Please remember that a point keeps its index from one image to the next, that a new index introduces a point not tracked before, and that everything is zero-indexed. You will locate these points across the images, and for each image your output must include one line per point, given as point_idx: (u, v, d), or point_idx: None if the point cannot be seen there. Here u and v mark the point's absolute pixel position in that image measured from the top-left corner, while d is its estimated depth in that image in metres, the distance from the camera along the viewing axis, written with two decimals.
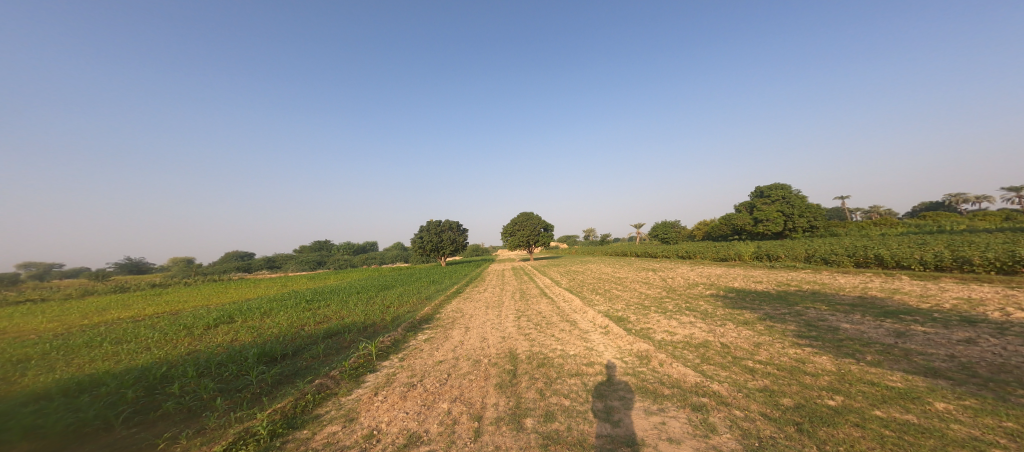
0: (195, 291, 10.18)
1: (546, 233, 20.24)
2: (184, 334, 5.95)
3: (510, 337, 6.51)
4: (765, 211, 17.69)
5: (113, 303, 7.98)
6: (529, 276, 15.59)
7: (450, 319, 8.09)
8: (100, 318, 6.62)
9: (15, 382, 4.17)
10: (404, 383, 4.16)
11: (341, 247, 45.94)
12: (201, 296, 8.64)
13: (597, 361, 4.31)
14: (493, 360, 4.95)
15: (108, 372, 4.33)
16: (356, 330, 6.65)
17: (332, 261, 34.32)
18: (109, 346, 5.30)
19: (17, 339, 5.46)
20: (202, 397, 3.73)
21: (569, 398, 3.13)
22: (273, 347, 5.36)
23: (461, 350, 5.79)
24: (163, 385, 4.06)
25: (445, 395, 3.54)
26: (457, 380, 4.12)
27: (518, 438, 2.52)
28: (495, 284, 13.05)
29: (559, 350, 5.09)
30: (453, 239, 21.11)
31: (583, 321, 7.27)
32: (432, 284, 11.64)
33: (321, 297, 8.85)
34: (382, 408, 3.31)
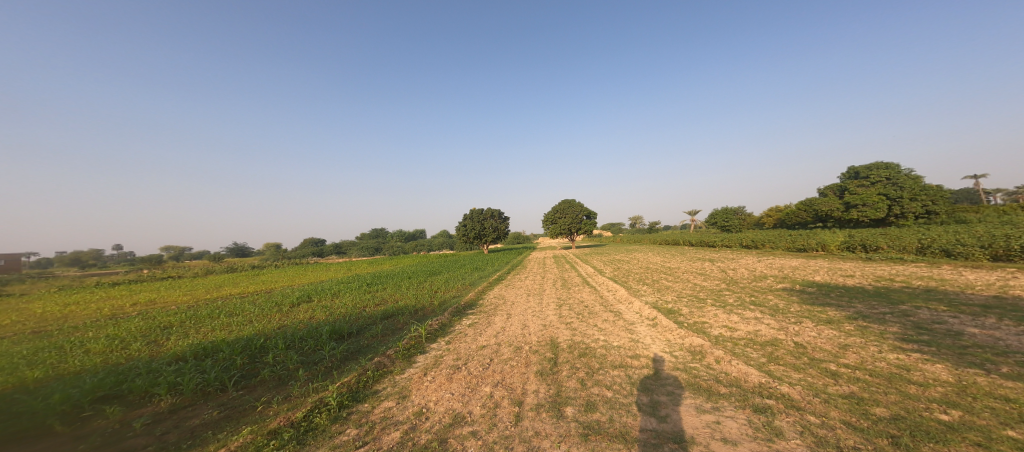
0: (281, 273, 12.09)
1: (588, 221, 20.23)
2: (275, 309, 7.29)
3: (550, 325, 6.98)
4: (863, 194, 15.21)
5: (225, 281, 9.90)
6: (569, 265, 15.81)
7: (493, 306, 8.76)
8: (216, 293, 8.34)
9: (165, 344, 5.58)
10: (451, 365, 4.84)
11: (394, 235, 49.44)
12: (285, 278, 10.27)
13: (642, 353, 4.63)
14: (534, 347, 5.47)
15: (224, 340, 5.57)
16: (408, 313, 7.58)
17: (387, 247, 37.12)
18: (223, 318, 6.72)
19: (164, 308, 7.15)
20: (289, 368, 4.72)
21: (612, 390, 3.51)
22: (341, 326, 6.40)
23: (503, 336, 6.40)
24: (261, 354, 5.17)
25: (488, 380, 4.13)
26: (500, 365, 4.69)
27: (557, 426, 2.91)
28: (536, 272, 13.53)
29: (602, 341, 5.47)
30: (495, 227, 21.95)
31: (628, 312, 7.50)
32: (476, 270, 12.48)
33: (380, 281, 10.04)
34: (431, 387, 3.99)
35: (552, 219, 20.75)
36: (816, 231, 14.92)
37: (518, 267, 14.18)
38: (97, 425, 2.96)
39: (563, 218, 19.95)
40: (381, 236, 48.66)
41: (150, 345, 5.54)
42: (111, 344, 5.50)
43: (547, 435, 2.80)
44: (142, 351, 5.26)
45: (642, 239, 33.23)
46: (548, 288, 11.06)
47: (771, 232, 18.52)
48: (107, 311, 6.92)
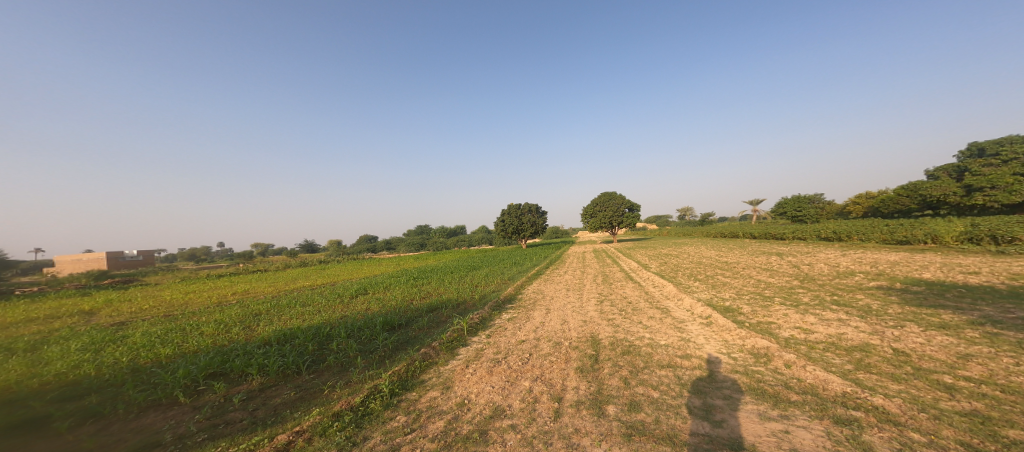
0: (342, 267, 13.59)
1: (630, 213, 19.76)
2: (338, 300, 8.40)
3: (590, 321, 7.20)
4: (992, 175, 12.76)
5: (299, 274, 11.43)
6: (611, 259, 15.65)
7: (531, 300, 9.16)
8: (292, 285, 9.76)
9: (255, 329, 6.79)
10: (491, 359, 5.32)
11: (437, 231, 51.58)
12: (346, 271, 11.59)
13: (694, 354, 4.74)
14: (574, 344, 5.76)
15: (299, 328, 6.63)
16: (451, 306, 8.27)
17: (432, 243, 39.08)
18: (298, 307, 7.90)
19: (254, 297, 8.58)
20: (350, 356, 5.55)
21: (658, 391, 3.70)
22: (392, 318, 7.22)
23: (542, 331, 6.77)
24: (327, 341, 6.12)
25: (527, 374, 4.54)
26: (539, 360, 5.08)
27: (599, 424, 3.16)
28: (574, 266, 13.67)
29: (648, 338, 5.63)
30: (533, 222, 22.33)
31: (677, 310, 7.47)
32: (515, 265, 12.93)
33: (425, 275, 10.93)
34: (473, 380, 4.50)
35: (592, 212, 20.59)
36: (920, 220, 12.96)
37: (555, 262, 14.43)
38: (208, 398, 3.98)
39: (603, 211, 19.73)
40: (426, 232, 51.27)
41: (245, 329, 6.76)
42: (218, 328, 6.83)
43: (587, 432, 3.06)
44: (239, 335, 6.47)
45: (694, 232, 31.37)
46: (588, 283, 11.19)
47: (857, 222, 16.38)
48: (214, 299, 8.51)
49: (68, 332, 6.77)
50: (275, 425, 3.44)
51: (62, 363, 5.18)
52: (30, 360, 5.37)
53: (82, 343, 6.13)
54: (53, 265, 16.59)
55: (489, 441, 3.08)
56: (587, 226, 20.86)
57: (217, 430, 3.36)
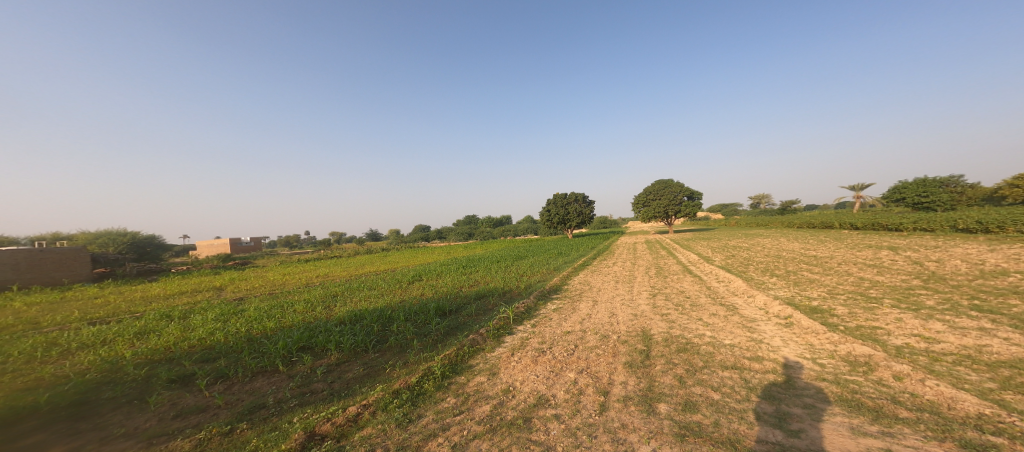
0: (403, 254, 15.00)
1: (689, 202, 18.51)
2: (398, 285, 9.42)
3: (641, 315, 7.13)
4: None
5: (367, 260, 12.90)
6: (667, 251, 14.92)
7: (578, 291, 9.28)
8: (361, 270, 11.13)
9: (333, 308, 8.01)
10: (536, 348, 5.66)
11: (486, 220, 53.03)
12: (404, 259, 12.81)
13: (768, 356, 4.52)
14: (623, 338, 5.82)
15: (366, 310, 7.67)
16: (498, 294, 8.79)
17: (480, 233, 40.59)
18: (365, 290, 9.08)
19: (331, 280, 10.01)
20: (407, 338, 6.31)
21: (720, 393, 3.67)
22: (443, 304, 7.95)
23: (588, 322, 6.93)
24: (389, 323, 7.03)
25: (572, 366, 4.80)
26: (585, 352, 5.28)
27: (650, 422, 3.27)
28: (624, 257, 13.38)
29: (711, 337, 5.46)
30: (580, 212, 22.06)
31: (748, 307, 7.03)
32: (561, 255, 13.04)
33: (473, 264, 11.63)
34: (518, 368, 4.89)
35: (645, 201, 19.71)
36: None
37: (604, 253, 14.23)
38: (299, 368, 4.97)
39: (657, 199, 18.82)
40: (475, 222, 53.14)
41: (326, 308, 8.02)
42: (306, 305, 8.22)
43: (636, 429, 3.20)
44: (321, 313, 7.71)
45: (772, 222, 27.95)
46: (639, 275, 10.91)
47: (1011, 211, 13.08)
48: (303, 280, 10.15)
49: (206, 304, 8.70)
50: (347, 397, 4.16)
51: (202, 330, 6.75)
52: (183, 327, 7.09)
53: (213, 314, 7.85)
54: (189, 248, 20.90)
55: (532, 428, 3.35)
56: (639, 215, 20.01)
57: (305, 398, 4.15)
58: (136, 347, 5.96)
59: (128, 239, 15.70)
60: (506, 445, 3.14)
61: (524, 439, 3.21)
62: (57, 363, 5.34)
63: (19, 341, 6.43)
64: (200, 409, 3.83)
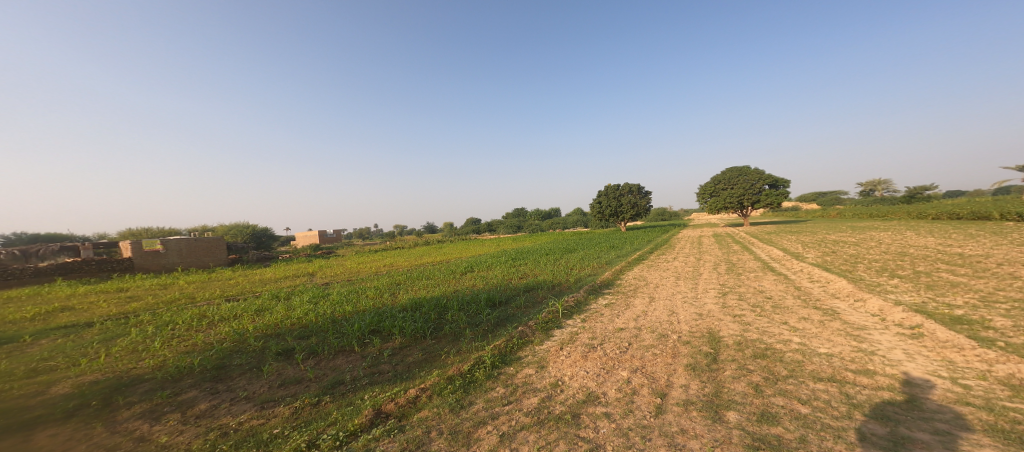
0: (458, 246, 15.90)
1: (772, 191, 16.38)
2: (453, 275, 10.09)
3: (706, 315, 6.57)
4: None
5: (427, 252, 13.97)
6: (743, 246, 13.39)
7: (633, 286, 8.89)
8: (422, 260, 12.12)
9: (397, 296, 8.93)
10: (586, 344, 5.64)
11: (536, 213, 52.59)
12: (458, 250, 13.57)
13: (883, 370, 3.85)
14: (685, 338, 5.46)
15: (424, 298, 8.40)
16: (547, 287, 8.87)
17: (528, 225, 40.64)
18: (424, 279, 9.92)
19: (397, 269, 11.11)
20: (460, 327, 6.79)
21: (809, 406, 3.26)
22: (493, 295, 8.33)
23: (643, 320, 6.65)
24: (444, 311, 7.61)
25: (625, 365, 4.70)
26: (640, 351, 5.11)
27: (715, 430, 3.05)
28: (687, 252, 12.39)
29: (800, 343, 4.84)
30: (634, 203, 20.90)
31: (854, 313, 6.03)
32: (613, 249, 12.59)
33: (523, 256, 11.85)
34: (568, 363, 4.95)
35: (713, 191, 18.01)
36: None
37: (664, 247, 13.31)
38: (371, 350, 5.73)
39: (730, 189, 17.02)
40: (525, 214, 53.12)
41: (392, 295, 8.98)
42: (376, 292, 9.29)
43: (699, 435, 3.03)
44: (388, 299, 8.66)
45: (893, 212, 23.05)
46: (706, 272, 10.02)
47: None
48: (374, 269, 11.45)
49: (301, 287, 10.38)
50: (408, 380, 4.69)
51: (299, 310, 8.10)
52: (286, 306, 8.59)
53: (306, 296, 9.35)
54: (290, 237, 24.80)
55: (581, 424, 3.35)
56: (708, 206, 18.30)
57: (374, 377, 4.77)
58: (253, 322, 7.43)
59: (250, 232, 19.28)
60: (552, 439, 3.16)
61: (571, 434, 3.23)
62: (205, 333, 6.93)
63: (181, 312, 8.48)
64: (296, 380, 4.64)
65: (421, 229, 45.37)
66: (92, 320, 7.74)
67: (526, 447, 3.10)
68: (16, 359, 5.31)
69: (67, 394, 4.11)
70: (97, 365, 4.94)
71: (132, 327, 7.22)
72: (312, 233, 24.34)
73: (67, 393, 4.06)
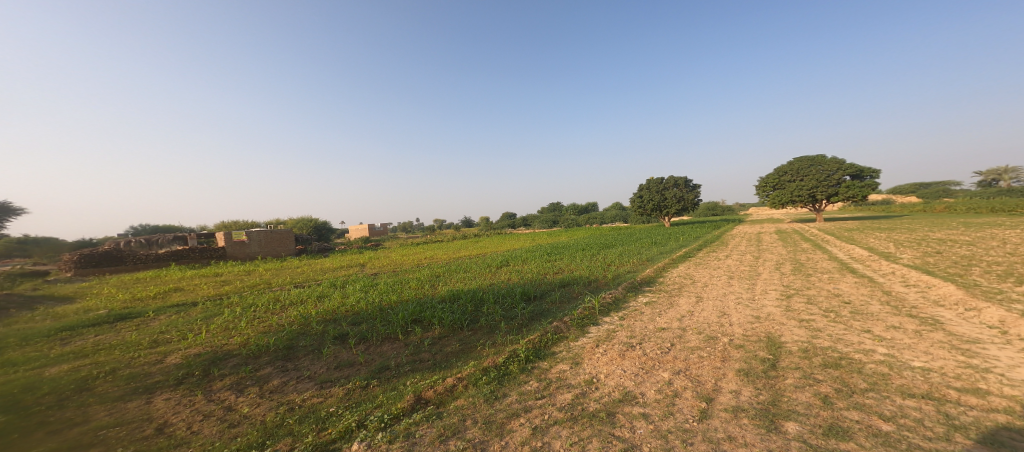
0: (495, 240, 16.10)
1: (853, 182, 14.29)
2: (489, 268, 10.25)
3: (765, 318, 5.87)
4: None
5: (465, 245, 14.34)
6: (817, 244, 11.83)
7: (677, 284, 8.29)
8: (460, 253, 12.47)
9: (436, 287, 9.31)
10: (624, 343, 5.38)
11: (573, 206, 51.21)
12: (494, 244, 13.74)
13: (1001, 391, 3.12)
14: (738, 342, 4.94)
15: (461, 291, 8.65)
16: (583, 283, 8.62)
17: (564, 220, 39.74)
18: (462, 272, 10.21)
19: (437, 261, 11.56)
20: (496, 320, 6.88)
21: (893, 424, 2.74)
22: (528, 290, 8.31)
23: (689, 320, 6.16)
24: (480, 304, 7.76)
25: (666, 366, 4.36)
26: (684, 353, 4.72)
27: (770, 440, 2.69)
28: (744, 249, 11.26)
29: (887, 354, 4.10)
30: (679, 196, 19.49)
31: (963, 323, 5.00)
32: (654, 245, 11.88)
33: (558, 251, 11.66)
34: (604, 360, 4.75)
35: (778, 183, 16.19)
36: None
37: (717, 244, 12.25)
38: (413, 338, 6.06)
39: (800, 180, 15.18)
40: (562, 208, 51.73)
41: (432, 286, 9.38)
42: (418, 283, 9.78)
43: (749, 443, 2.69)
44: (428, 291, 9.07)
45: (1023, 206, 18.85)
46: (768, 271, 9.02)
47: None
48: (416, 261, 12.05)
49: (353, 276, 11.28)
50: (446, 368, 4.87)
51: (352, 298, 8.82)
52: (342, 294, 9.40)
53: (357, 285, 10.13)
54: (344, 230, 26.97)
55: (616, 423, 3.13)
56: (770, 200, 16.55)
57: (415, 365, 5.02)
58: (315, 308, 8.23)
59: (313, 225, 21.35)
60: (585, 436, 2.98)
61: (606, 432, 3.02)
62: (278, 315, 7.86)
63: (261, 295, 9.73)
64: (349, 364, 5.04)
65: (453, 224, 46.17)
66: (195, 300, 9.17)
67: (558, 442, 2.93)
68: (142, 331, 6.46)
69: (177, 364, 4.88)
70: (199, 340, 5.82)
71: (225, 307, 8.45)
72: (363, 226, 26.22)
73: (178, 363, 4.85)
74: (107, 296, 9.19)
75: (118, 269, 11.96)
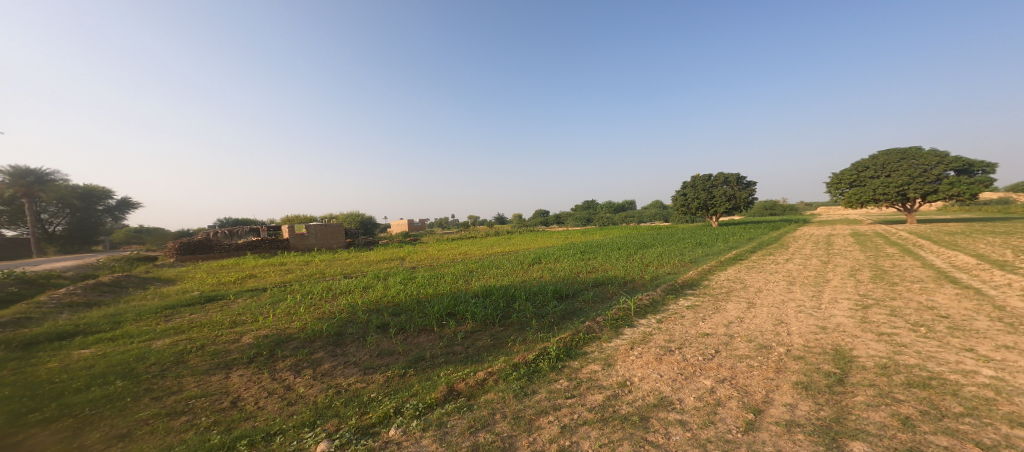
0: (528, 237, 15.93)
1: (958, 178, 12.07)
2: (521, 265, 10.13)
3: (834, 328, 5.06)
4: None
5: (498, 241, 14.36)
6: (906, 248, 10.13)
7: (725, 288, 7.52)
8: (492, 250, 12.50)
9: (469, 282, 9.40)
10: (662, 346, 4.94)
11: (613, 205, 49.30)
12: (526, 241, 13.60)
13: None
14: (796, 353, 4.27)
15: (493, 287, 8.63)
16: (618, 283, 8.16)
17: (598, 218, 38.29)
18: (494, 268, 10.20)
19: (471, 257, 11.69)
20: (528, 317, 6.75)
21: None
22: (560, 288, 8.06)
23: (738, 326, 5.50)
24: (512, 300, 7.68)
25: (709, 373, 3.88)
26: (731, 361, 4.19)
27: None
28: (810, 253, 9.95)
29: (1000, 378, 3.28)
30: (728, 194, 17.81)
31: None
32: (699, 246, 10.96)
33: (591, 250, 11.21)
34: (638, 364, 4.37)
35: (857, 179, 14.15)
36: None
37: (775, 246, 11.01)
38: (448, 331, 6.14)
39: (887, 177, 13.11)
40: (595, 205, 49.44)
41: (465, 281, 9.51)
42: (452, 277, 9.95)
43: None
44: (461, 285, 9.19)
45: None
46: (838, 277, 7.85)
47: None
48: (451, 256, 12.31)
49: (394, 269, 11.80)
50: (478, 362, 4.84)
51: (393, 290, 9.23)
52: (384, 285, 9.89)
53: (398, 278, 10.57)
54: (386, 225, 28.42)
55: (649, 428, 2.77)
56: (846, 199, 14.54)
57: (449, 358, 5.04)
58: (360, 298, 8.76)
59: (359, 220, 22.78)
60: (616, 439, 2.67)
61: (637, 436, 2.69)
62: (331, 303, 8.47)
63: (317, 284, 10.58)
64: (390, 353, 5.20)
65: (489, 220, 46.60)
66: (266, 286, 10.22)
67: (586, 442, 2.66)
68: (226, 312, 7.26)
69: (250, 344, 5.34)
70: (268, 323, 6.43)
71: (289, 293, 9.33)
72: (404, 222, 27.46)
73: (251, 343, 5.33)
74: (201, 279, 10.62)
75: (209, 256, 13.95)
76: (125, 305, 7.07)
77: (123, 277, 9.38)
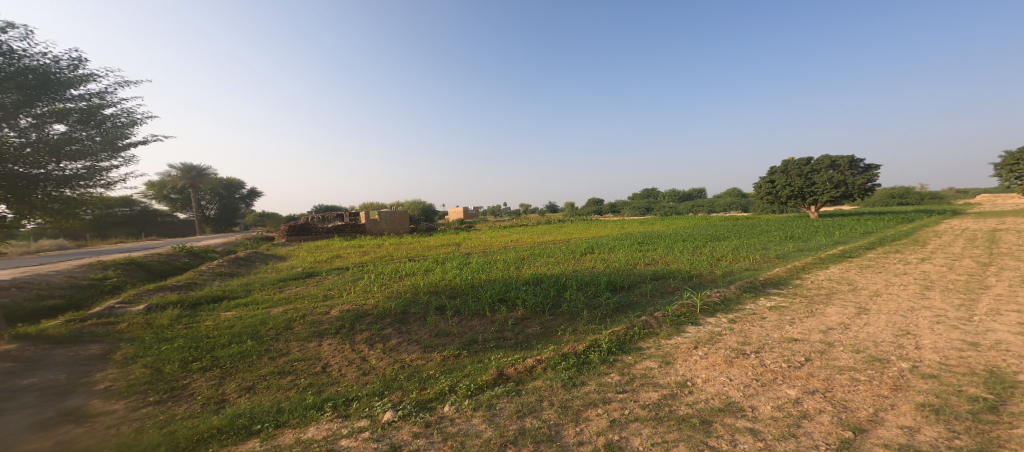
0: (580, 226, 15.22)
1: None
2: (572, 254, 9.66)
3: (989, 346, 3.75)
4: None
5: (549, 229, 13.94)
6: None
7: (824, 289, 6.17)
8: (542, 238, 12.15)
9: (520, 269, 9.24)
10: (733, 349, 4.16)
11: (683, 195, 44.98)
12: (579, 231, 12.98)
13: None
14: (927, 371, 3.22)
15: (543, 275, 8.34)
16: (681, 277, 7.27)
17: (659, 208, 35.29)
18: (545, 256, 9.88)
19: (522, 244, 11.51)
20: (579, 307, 6.34)
21: None
22: (615, 279, 7.44)
23: (838, 333, 4.42)
24: (563, 289, 7.32)
25: (795, 383, 3.10)
26: (826, 372, 3.31)
27: None
28: (954, 252, 7.73)
29: None
30: (833, 180, 14.79)
31: None
32: (789, 240, 9.28)
33: (651, 241, 10.21)
34: (700, 365, 3.71)
35: None
36: None
37: (901, 243, 8.79)
38: (499, 316, 6.04)
39: None
40: (658, 193, 45.64)
41: (516, 268, 9.39)
42: (505, 264, 9.89)
43: None
44: (511, 272, 9.08)
45: None
46: (1001, 284, 5.92)
47: None
48: (502, 243, 12.30)
49: (450, 254, 12.20)
50: (527, 349, 4.62)
51: (450, 274, 9.51)
52: (442, 269, 10.25)
53: (454, 263, 10.86)
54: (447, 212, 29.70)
55: (711, 433, 2.23)
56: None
57: (498, 343, 4.90)
58: (422, 280, 9.18)
59: (422, 207, 24.13)
60: (671, 439, 2.20)
61: (696, 439, 2.18)
62: (398, 283, 9.03)
63: (388, 265, 11.41)
64: (446, 333, 5.27)
65: (545, 209, 45.90)
66: (348, 265, 11.33)
67: (637, 440, 2.22)
68: (319, 286, 8.15)
69: (337, 317, 5.85)
70: (350, 298, 7.05)
71: (363, 272, 10.19)
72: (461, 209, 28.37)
73: (337, 316, 5.82)
74: (302, 257, 12.20)
75: (308, 237, 16.14)
76: (253, 276, 8.37)
77: (253, 253, 11.19)
